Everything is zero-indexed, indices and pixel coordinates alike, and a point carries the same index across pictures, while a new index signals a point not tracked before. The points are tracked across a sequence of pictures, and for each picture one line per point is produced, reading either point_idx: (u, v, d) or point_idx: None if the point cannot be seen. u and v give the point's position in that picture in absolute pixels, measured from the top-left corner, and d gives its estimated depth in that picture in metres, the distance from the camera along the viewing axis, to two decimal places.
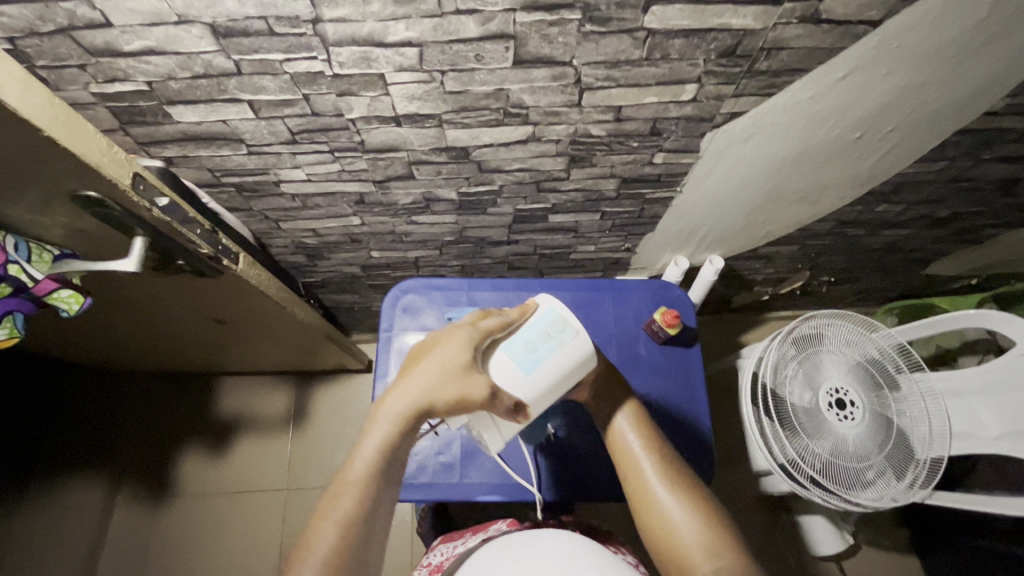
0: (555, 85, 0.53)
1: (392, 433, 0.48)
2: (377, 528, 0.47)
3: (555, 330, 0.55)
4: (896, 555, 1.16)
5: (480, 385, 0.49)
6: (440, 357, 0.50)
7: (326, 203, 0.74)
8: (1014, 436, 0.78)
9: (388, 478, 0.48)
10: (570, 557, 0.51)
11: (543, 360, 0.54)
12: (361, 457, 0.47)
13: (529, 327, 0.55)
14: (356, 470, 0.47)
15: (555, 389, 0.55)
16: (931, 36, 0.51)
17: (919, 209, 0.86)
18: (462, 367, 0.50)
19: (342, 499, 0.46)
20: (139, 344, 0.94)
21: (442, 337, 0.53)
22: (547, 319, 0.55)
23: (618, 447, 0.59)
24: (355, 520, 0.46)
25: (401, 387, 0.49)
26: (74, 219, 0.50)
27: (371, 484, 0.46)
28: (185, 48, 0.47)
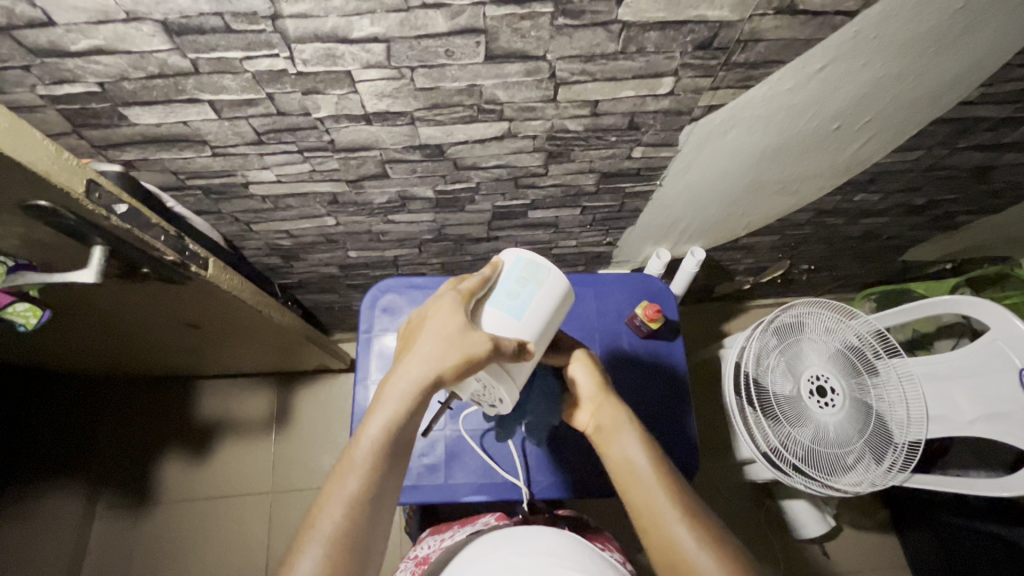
0: (529, 80, 0.52)
1: (400, 411, 0.46)
2: (384, 507, 0.45)
3: (530, 271, 0.52)
4: (876, 534, 1.18)
5: (478, 341, 0.47)
6: (435, 324, 0.48)
7: (298, 204, 0.72)
8: (989, 418, 0.79)
9: (397, 455, 0.46)
10: (552, 542, 0.53)
11: (529, 304, 0.51)
12: (369, 436, 0.45)
13: (504, 278, 0.52)
14: (362, 448, 0.45)
15: (547, 328, 0.53)
16: (906, 27, 0.51)
17: (897, 197, 0.87)
18: (459, 328, 0.47)
19: (345, 478, 0.44)
20: (110, 352, 0.91)
21: (434, 302, 0.50)
22: (521, 264, 0.52)
23: (619, 463, 0.56)
24: (363, 500, 0.43)
25: (403, 363, 0.48)
26: (25, 231, 0.47)
27: (377, 462, 0.44)
28: (137, 47, 0.44)
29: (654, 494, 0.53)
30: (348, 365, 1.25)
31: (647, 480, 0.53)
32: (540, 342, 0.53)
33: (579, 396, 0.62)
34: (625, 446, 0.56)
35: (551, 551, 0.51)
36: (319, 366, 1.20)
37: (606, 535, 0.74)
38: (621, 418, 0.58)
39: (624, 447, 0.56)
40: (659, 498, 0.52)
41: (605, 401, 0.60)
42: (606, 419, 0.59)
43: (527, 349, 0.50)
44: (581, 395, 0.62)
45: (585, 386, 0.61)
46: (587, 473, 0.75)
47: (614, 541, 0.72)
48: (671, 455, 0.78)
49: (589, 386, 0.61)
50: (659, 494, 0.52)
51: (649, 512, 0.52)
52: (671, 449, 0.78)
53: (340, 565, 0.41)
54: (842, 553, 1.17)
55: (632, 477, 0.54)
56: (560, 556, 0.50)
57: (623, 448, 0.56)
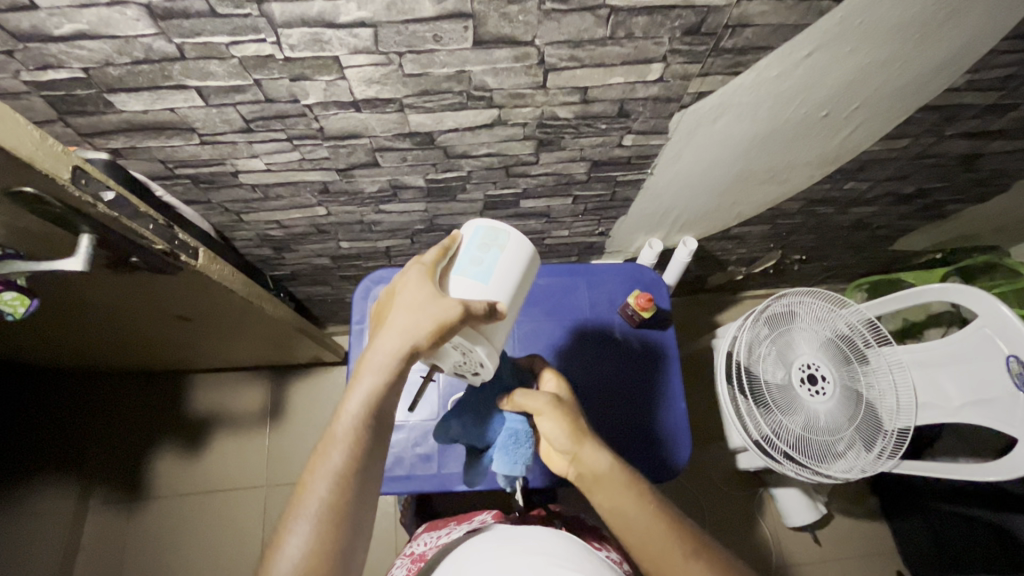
0: (518, 66, 0.52)
1: (379, 383, 0.46)
2: (370, 481, 0.45)
3: (489, 235, 0.52)
4: (866, 521, 1.20)
5: (451, 306, 0.46)
6: (405, 297, 0.48)
7: (288, 193, 0.71)
8: (976, 404, 0.80)
9: (379, 427, 0.46)
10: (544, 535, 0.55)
11: (494, 268, 0.51)
12: (348, 411, 0.45)
13: (466, 248, 0.53)
14: (343, 424, 0.45)
15: (517, 290, 0.53)
16: (891, 13, 0.51)
17: (886, 186, 0.87)
18: (428, 297, 0.47)
19: (329, 453, 0.44)
20: (102, 344, 0.91)
21: (403, 275, 0.50)
22: (480, 231, 0.53)
23: (610, 512, 0.54)
24: (348, 475, 0.43)
25: (380, 336, 0.47)
26: (13, 221, 0.47)
27: (360, 435, 0.44)
28: (121, 31, 0.44)
29: (657, 546, 0.51)
30: (342, 358, 1.25)
31: (647, 531, 0.52)
32: (513, 304, 0.53)
33: (556, 447, 0.58)
34: (614, 500, 0.54)
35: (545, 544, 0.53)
36: (313, 359, 1.20)
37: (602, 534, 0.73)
38: (605, 467, 0.55)
39: (613, 502, 0.54)
40: (662, 548, 0.51)
41: (581, 451, 0.57)
42: (589, 472, 0.56)
43: (499, 309, 0.49)
44: (559, 448, 0.58)
45: (560, 439, 0.57)
46: None
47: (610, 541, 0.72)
48: (663, 445, 0.78)
49: (564, 440, 0.57)
50: (661, 545, 0.51)
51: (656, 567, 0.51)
52: (662, 437, 0.79)
53: (327, 538, 0.41)
54: (832, 540, 1.18)
55: (629, 530, 0.53)
56: (557, 555, 0.50)
57: (614, 500, 0.54)
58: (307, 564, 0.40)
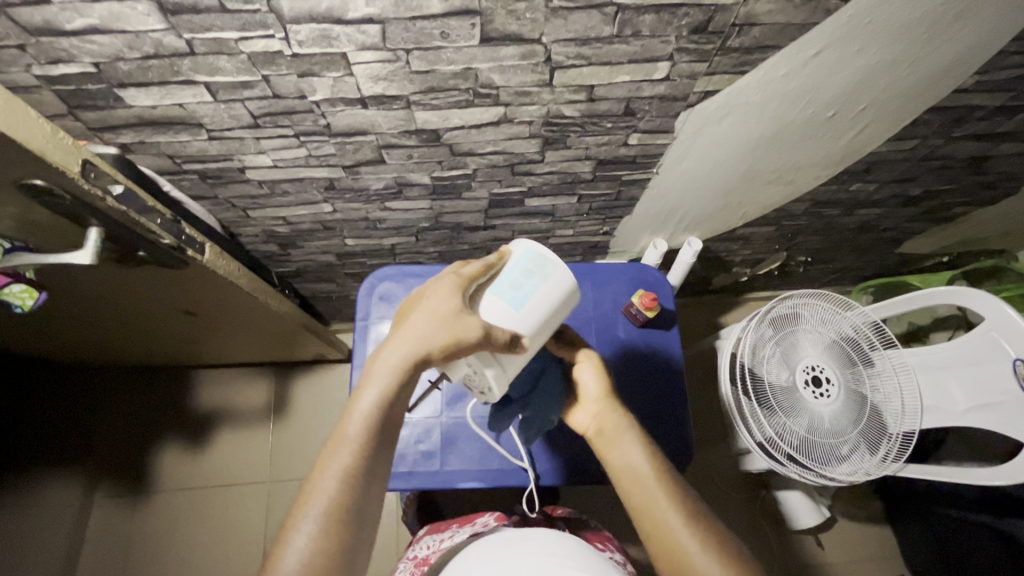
0: (525, 63, 0.52)
1: (390, 387, 0.46)
2: (376, 482, 0.45)
3: (535, 263, 0.54)
4: (870, 525, 1.19)
5: (471, 326, 0.47)
6: (428, 305, 0.48)
7: (295, 190, 0.72)
8: (982, 408, 0.80)
9: (388, 429, 0.46)
10: (545, 535, 0.55)
11: (530, 298, 0.53)
12: (360, 410, 0.45)
13: (510, 268, 0.54)
14: (354, 423, 0.45)
15: (544, 324, 0.54)
16: (900, 12, 0.51)
17: (893, 188, 0.87)
18: (451, 311, 0.48)
19: (338, 453, 0.43)
20: (107, 338, 0.91)
21: (431, 285, 0.51)
22: (527, 255, 0.54)
23: (620, 467, 0.56)
24: (356, 475, 0.43)
25: (395, 339, 0.47)
26: (23, 213, 0.47)
27: (369, 437, 0.44)
28: (132, 26, 0.44)
29: (660, 504, 0.52)
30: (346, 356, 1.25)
31: (650, 485, 0.53)
32: (537, 335, 0.54)
33: (585, 399, 0.62)
34: (628, 453, 0.56)
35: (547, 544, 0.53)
36: (317, 356, 1.21)
37: (605, 534, 0.74)
38: (627, 424, 0.58)
39: (626, 454, 0.56)
40: (662, 504, 0.52)
41: (608, 408, 0.60)
42: (609, 429, 0.59)
43: (521, 342, 0.51)
44: (587, 399, 0.62)
45: (593, 388, 0.61)
46: (584, 461, 0.75)
47: (614, 542, 0.72)
48: (665, 444, 0.78)
49: (596, 388, 0.61)
50: (662, 500, 0.52)
51: (653, 521, 0.52)
52: (665, 436, 0.79)
53: (332, 539, 0.41)
54: (835, 544, 1.18)
55: (635, 483, 0.54)
56: (562, 554, 0.51)
57: (629, 457, 0.56)
58: (312, 563, 0.40)
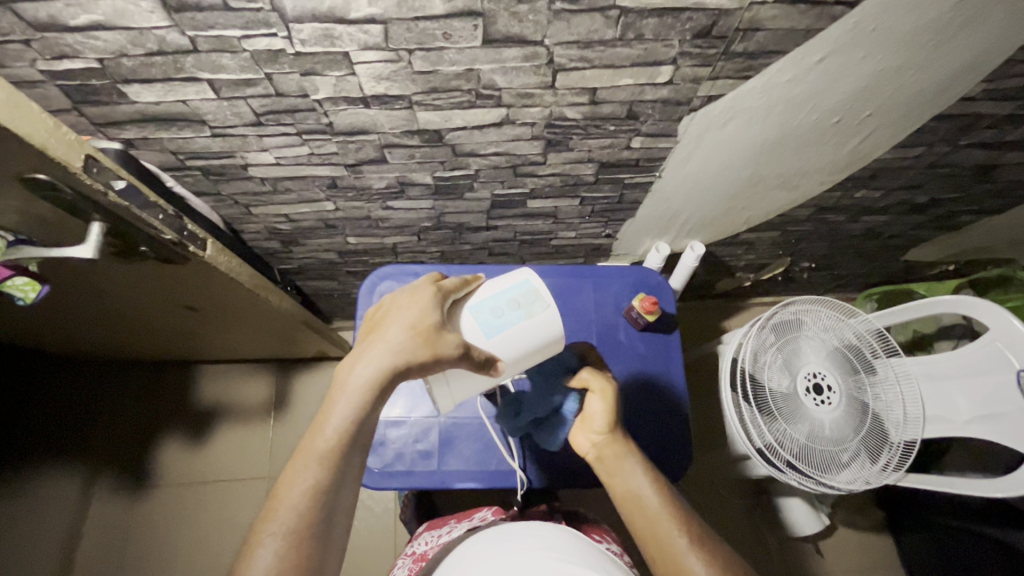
0: (527, 65, 0.52)
1: (360, 401, 0.43)
2: (345, 497, 0.43)
3: (531, 295, 0.55)
4: (871, 534, 1.18)
5: (449, 344, 0.47)
6: (404, 318, 0.47)
7: (297, 187, 0.72)
8: (986, 418, 0.79)
9: (361, 446, 0.44)
10: (526, 528, 0.55)
11: (507, 327, 0.53)
12: (333, 425, 0.43)
13: (500, 292, 0.54)
14: (326, 437, 0.43)
15: (519, 356, 0.54)
16: (908, 17, 0.50)
17: (899, 195, 0.86)
18: (428, 325, 0.47)
19: (306, 469, 0.42)
20: (108, 332, 0.92)
21: (405, 295, 0.50)
22: (526, 285, 0.55)
23: (625, 498, 0.56)
24: (325, 492, 0.42)
25: (368, 349, 0.46)
26: (26, 207, 0.48)
27: (339, 454, 0.43)
28: (136, 23, 0.45)
29: (665, 531, 0.52)
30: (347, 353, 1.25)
31: (657, 513, 0.53)
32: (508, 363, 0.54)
33: (591, 428, 0.60)
34: (633, 481, 0.56)
35: (531, 537, 0.53)
36: (319, 353, 1.21)
37: (603, 527, 0.75)
38: (632, 455, 0.58)
39: (632, 482, 0.56)
40: (668, 530, 0.52)
41: (614, 440, 0.58)
42: (613, 457, 0.58)
43: (491, 367, 0.51)
44: (593, 428, 0.60)
45: (601, 420, 0.59)
46: (583, 463, 0.75)
47: (612, 533, 0.73)
48: (664, 449, 0.78)
49: (604, 422, 0.59)
50: (668, 527, 0.52)
51: (660, 548, 0.52)
52: (665, 441, 0.79)
53: (298, 558, 0.39)
54: (835, 551, 1.17)
55: (641, 511, 0.54)
56: (556, 549, 0.51)
57: (632, 485, 0.56)
58: None
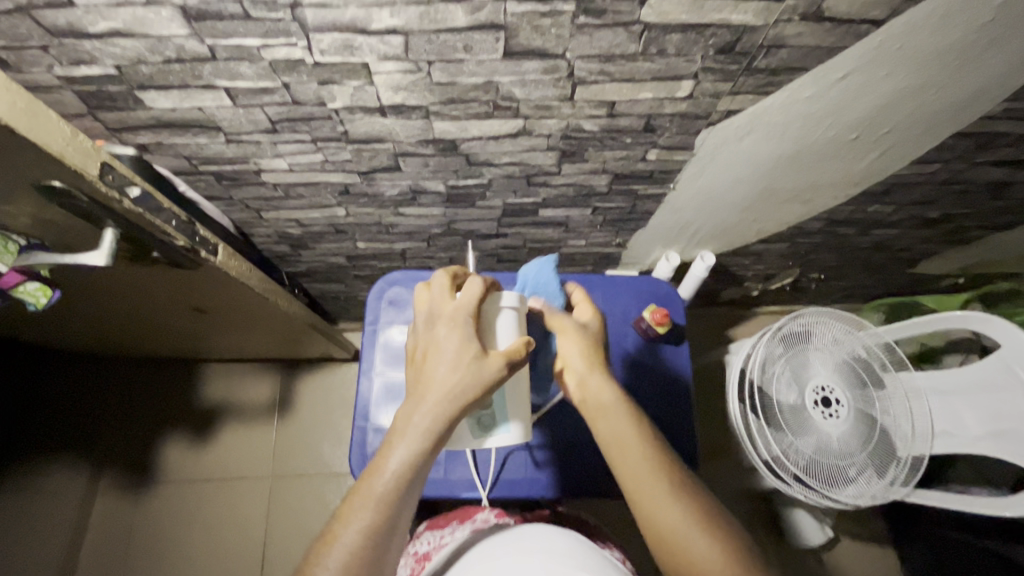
0: (547, 78, 0.51)
1: (418, 446, 0.44)
2: (397, 538, 0.43)
3: (493, 432, 0.54)
4: (873, 546, 1.18)
5: (491, 367, 0.47)
6: (449, 352, 0.47)
7: (309, 193, 0.71)
8: (995, 436, 0.78)
9: (418, 485, 0.44)
10: (525, 534, 0.55)
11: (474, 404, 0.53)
12: (391, 470, 0.43)
13: (506, 409, 0.54)
14: (383, 481, 0.43)
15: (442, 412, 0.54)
16: (935, 37, 0.50)
17: (912, 210, 0.86)
18: (473, 354, 0.47)
19: (361, 509, 0.42)
20: (114, 331, 0.91)
21: (441, 321, 0.49)
22: (504, 430, 0.54)
23: (603, 433, 0.55)
24: (380, 532, 0.42)
25: (423, 393, 0.46)
26: (39, 212, 0.47)
27: (393, 495, 0.43)
28: (154, 31, 0.44)
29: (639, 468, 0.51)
30: (352, 355, 1.25)
31: (638, 458, 0.52)
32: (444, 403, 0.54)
33: (569, 369, 0.61)
34: (612, 424, 0.55)
35: (540, 536, 0.54)
36: (325, 356, 1.21)
37: (606, 536, 0.74)
38: (608, 397, 0.57)
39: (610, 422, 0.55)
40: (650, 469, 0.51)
41: (592, 375, 0.59)
42: (594, 397, 0.57)
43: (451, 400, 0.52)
44: (571, 369, 0.61)
45: (575, 360, 0.61)
46: (587, 473, 0.75)
47: (616, 542, 0.73)
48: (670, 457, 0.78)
49: (578, 361, 0.60)
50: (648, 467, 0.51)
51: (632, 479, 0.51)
52: (673, 453, 0.78)
53: None
54: (836, 563, 1.17)
55: (618, 445, 0.53)
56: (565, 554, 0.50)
57: (610, 423, 0.55)
58: None
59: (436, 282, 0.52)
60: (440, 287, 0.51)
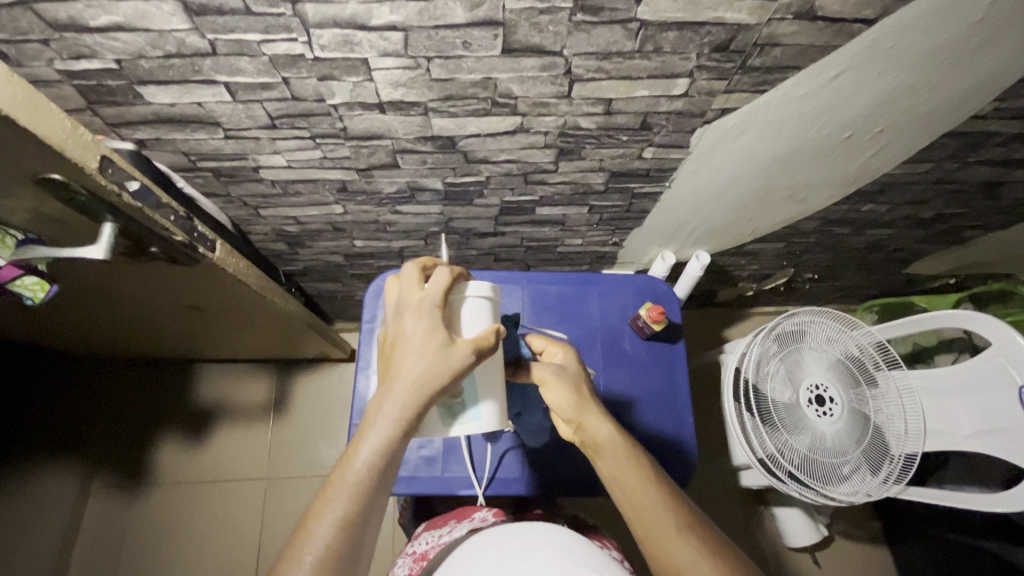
0: (545, 75, 0.52)
1: (389, 436, 0.44)
2: (371, 529, 0.43)
3: (463, 420, 0.53)
4: (867, 546, 1.18)
5: (459, 355, 0.46)
6: (416, 341, 0.47)
7: (308, 190, 0.72)
8: (986, 434, 0.79)
9: (391, 476, 0.45)
10: (513, 530, 0.54)
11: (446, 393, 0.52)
12: (362, 460, 0.43)
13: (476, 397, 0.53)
14: (355, 472, 0.43)
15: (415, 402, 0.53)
16: (924, 36, 0.51)
17: (904, 210, 0.87)
18: (440, 343, 0.46)
19: (333, 502, 0.42)
20: (110, 330, 0.91)
21: (408, 311, 0.48)
22: (474, 418, 0.53)
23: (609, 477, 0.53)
24: (353, 523, 0.42)
25: (391, 384, 0.45)
26: (37, 206, 0.48)
27: (366, 487, 0.43)
28: (156, 25, 0.45)
29: (647, 514, 0.50)
30: (348, 355, 1.25)
31: (644, 503, 0.50)
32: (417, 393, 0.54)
33: (561, 414, 0.57)
34: (616, 467, 0.53)
35: (530, 529, 0.54)
36: (321, 356, 1.21)
37: (603, 535, 0.75)
38: (608, 438, 0.54)
39: (615, 468, 0.53)
40: (658, 512, 0.50)
41: (586, 422, 0.55)
42: (591, 441, 0.55)
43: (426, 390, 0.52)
44: (563, 415, 0.57)
45: (564, 408, 0.56)
46: (584, 471, 0.75)
47: (613, 541, 0.73)
48: (667, 453, 0.79)
49: (567, 407, 0.56)
50: (655, 510, 0.50)
51: (643, 525, 0.50)
52: (669, 451, 0.79)
53: None
54: (831, 562, 1.17)
55: (626, 493, 0.52)
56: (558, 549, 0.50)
57: (613, 469, 0.53)
58: None
59: (404, 272, 0.51)
60: (408, 276, 0.50)
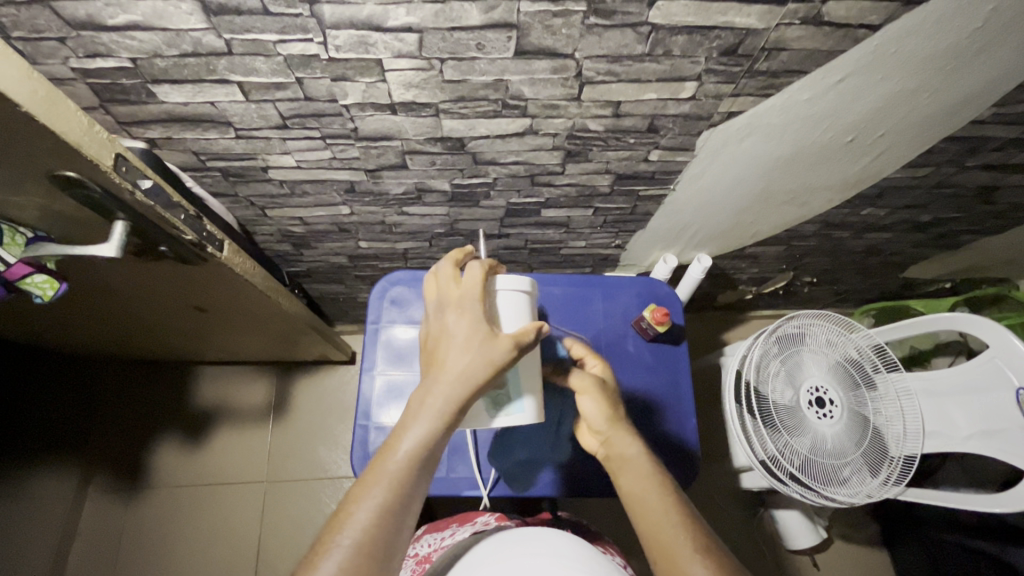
0: (556, 77, 0.52)
1: (431, 425, 0.45)
2: (409, 517, 0.43)
3: (506, 411, 0.55)
4: (866, 548, 1.19)
5: (501, 348, 0.47)
6: (459, 337, 0.48)
7: (315, 191, 0.72)
8: (984, 435, 0.80)
9: (431, 466, 0.45)
10: (525, 536, 0.55)
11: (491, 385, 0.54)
12: (404, 448, 0.44)
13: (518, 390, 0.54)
14: (396, 460, 0.44)
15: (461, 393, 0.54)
16: (926, 42, 0.52)
17: (903, 214, 0.88)
18: (482, 337, 0.47)
19: (373, 487, 0.42)
20: (112, 330, 0.90)
21: (450, 306, 0.49)
22: (517, 409, 0.55)
23: (630, 493, 0.54)
24: (391, 509, 0.42)
25: (435, 376, 0.46)
26: (49, 203, 0.48)
27: (406, 474, 0.43)
28: (173, 24, 0.45)
29: (666, 533, 0.50)
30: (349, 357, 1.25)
31: (661, 521, 0.51)
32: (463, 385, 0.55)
33: (591, 426, 0.59)
34: (638, 483, 0.54)
35: (540, 535, 0.54)
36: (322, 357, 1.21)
37: (606, 538, 0.75)
38: (633, 453, 0.56)
39: (637, 483, 0.54)
40: (674, 532, 0.50)
41: (618, 436, 0.58)
42: (618, 454, 0.57)
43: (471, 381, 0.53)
44: (594, 427, 0.59)
45: (595, 419, 0.58)
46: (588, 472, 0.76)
47: (616, 544, 0.73)
48: (671, 454, 0.79)
49: (599, 420, 0.58)
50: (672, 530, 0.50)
51: (660, 543, 0.50)
52: (673, 452, 0.79)
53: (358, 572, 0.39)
54: (830, 565, 1.18)
55: (645, 510, 0.52)
56: (566, 555, 0.51)
57: (635, 484, 0.54)
58: None
59: (441, 270, 0.52)
60: (446, 274, 0.51)
